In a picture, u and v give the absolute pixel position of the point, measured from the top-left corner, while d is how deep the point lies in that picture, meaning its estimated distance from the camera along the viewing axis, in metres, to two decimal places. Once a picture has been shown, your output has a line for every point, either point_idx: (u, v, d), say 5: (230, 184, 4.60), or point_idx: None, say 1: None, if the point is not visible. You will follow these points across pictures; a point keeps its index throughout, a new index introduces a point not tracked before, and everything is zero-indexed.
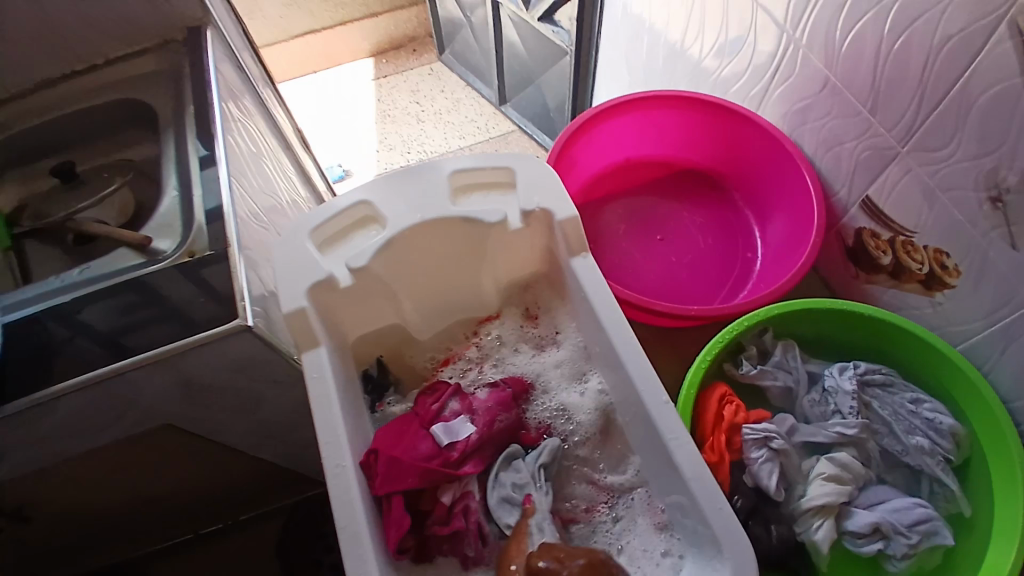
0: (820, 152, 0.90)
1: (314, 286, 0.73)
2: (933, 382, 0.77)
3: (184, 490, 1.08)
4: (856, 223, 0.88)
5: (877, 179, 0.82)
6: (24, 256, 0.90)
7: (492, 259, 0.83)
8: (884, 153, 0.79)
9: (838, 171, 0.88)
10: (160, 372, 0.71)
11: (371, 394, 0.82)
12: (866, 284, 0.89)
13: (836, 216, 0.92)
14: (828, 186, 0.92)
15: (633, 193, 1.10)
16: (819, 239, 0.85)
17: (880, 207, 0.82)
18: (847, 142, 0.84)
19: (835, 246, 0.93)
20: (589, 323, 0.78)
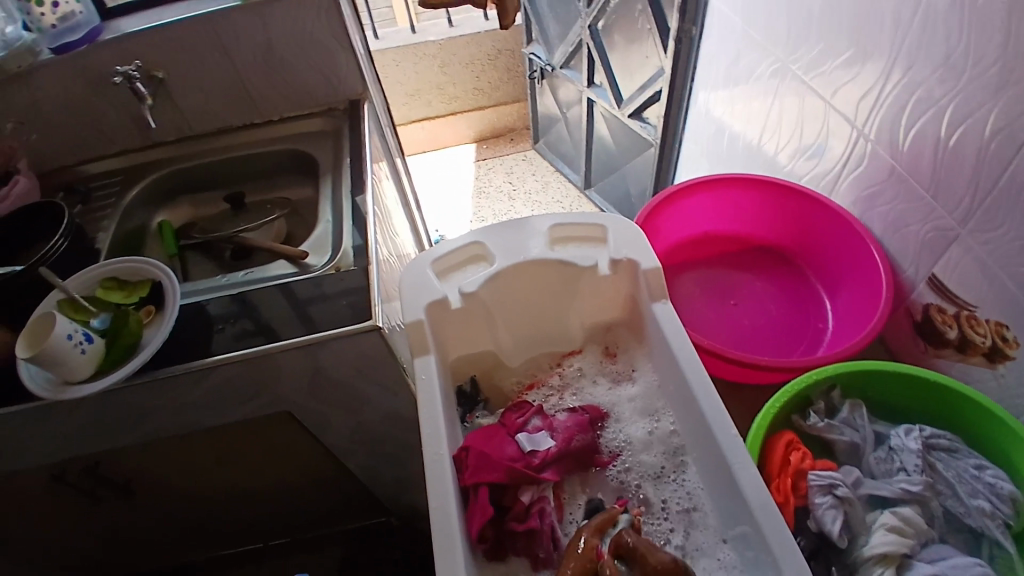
0: (888, 234, 0.99)
1: (432, 304, 0.87)
2: (996, 453, 0.81)
3: (274, 491, 1.19)
4: (924, 299, 0.94)
5: (941, 259, 0.89)
6: (186, 263, 1.11)
7: (581, 299, 0.95)
8: (946, 235, 0.87)
9: (904, 252, 0.97)
10: (298, 358, 0.85)
11: (463, 406, 0.92)
12: (935, 357, 0.96)
13: (906, 293, 0.98)
14: (896, 265, 1.00)
15: (709, 262, 1.21)
16: (887, 308, 0.91)
17: (948, 284, 0.89)
18: (913, 225, 0.93)
19: (904, 321, 0.99)
20: (665, 362, 0.87)
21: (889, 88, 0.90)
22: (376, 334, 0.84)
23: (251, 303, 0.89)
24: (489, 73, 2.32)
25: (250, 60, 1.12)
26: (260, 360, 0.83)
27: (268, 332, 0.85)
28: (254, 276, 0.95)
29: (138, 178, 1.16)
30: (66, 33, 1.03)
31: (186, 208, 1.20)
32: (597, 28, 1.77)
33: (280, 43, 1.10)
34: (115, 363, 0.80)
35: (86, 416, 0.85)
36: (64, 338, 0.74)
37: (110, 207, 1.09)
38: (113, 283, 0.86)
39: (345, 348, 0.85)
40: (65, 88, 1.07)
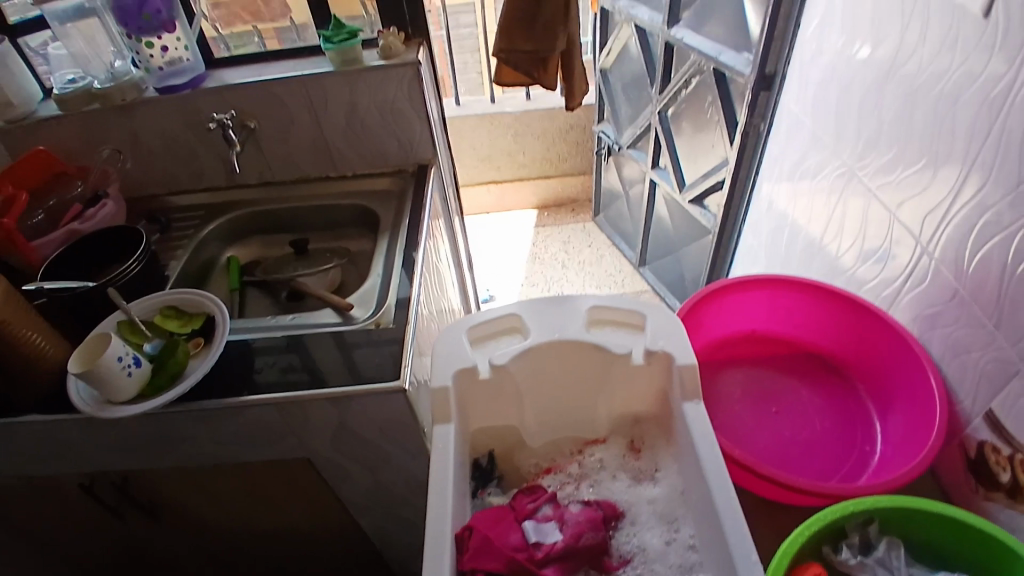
0: (947, 359, 0.93)
1: (461, 371, 0.87)
2: None
3: (285, 535, 1.19)
4: (977, 435, 0.86)
5: (1000, 393, 0.82)
6: (245, 299, 1.16)
7: (611, 388, 0.93)
8: (1007, 369, 0.80)
9: (962, 381, 0.90)
10: (325, 408, 0.87)
11: (476, 480, 0.91)
12: (985, 500, 0.86)
13: (959, 425, 0.91)
14: (953, 393, 0.92)
15: (754, 362, 1.15)
16: (939, 439, 0.84)
17: (1003, 423, 0.81)
18: (972, 353, 0.87)
19: (958, 455, 0.91)
20: (690, 469, 0.83)
21: (957, 207, 0.87)
22: (401, 395, 0.85)
23: (291, 346, 0.92)
24: (559, 146, 2.40)
25: (335, 120, 1.21)
26: (289, 405, 0.86)
27: (300, 377, 0.88)
28: (300, 320, 0.99)
29: (216, 214, 1.25)
30: (171, 76, 1.14)
31: (254, 247, 1.28)
32: (667, 114, 1.80)
33: (364, 108, 1.19)
34: (159, 388, 0.84)
35: (124, 432, 0.90)
36: (115, 360, 0.78)
37: (185, 239, 1.19)
38: (172, 312, 0.92)
39: (370, 405, 0.87)
40: (168, 128, 1.19)
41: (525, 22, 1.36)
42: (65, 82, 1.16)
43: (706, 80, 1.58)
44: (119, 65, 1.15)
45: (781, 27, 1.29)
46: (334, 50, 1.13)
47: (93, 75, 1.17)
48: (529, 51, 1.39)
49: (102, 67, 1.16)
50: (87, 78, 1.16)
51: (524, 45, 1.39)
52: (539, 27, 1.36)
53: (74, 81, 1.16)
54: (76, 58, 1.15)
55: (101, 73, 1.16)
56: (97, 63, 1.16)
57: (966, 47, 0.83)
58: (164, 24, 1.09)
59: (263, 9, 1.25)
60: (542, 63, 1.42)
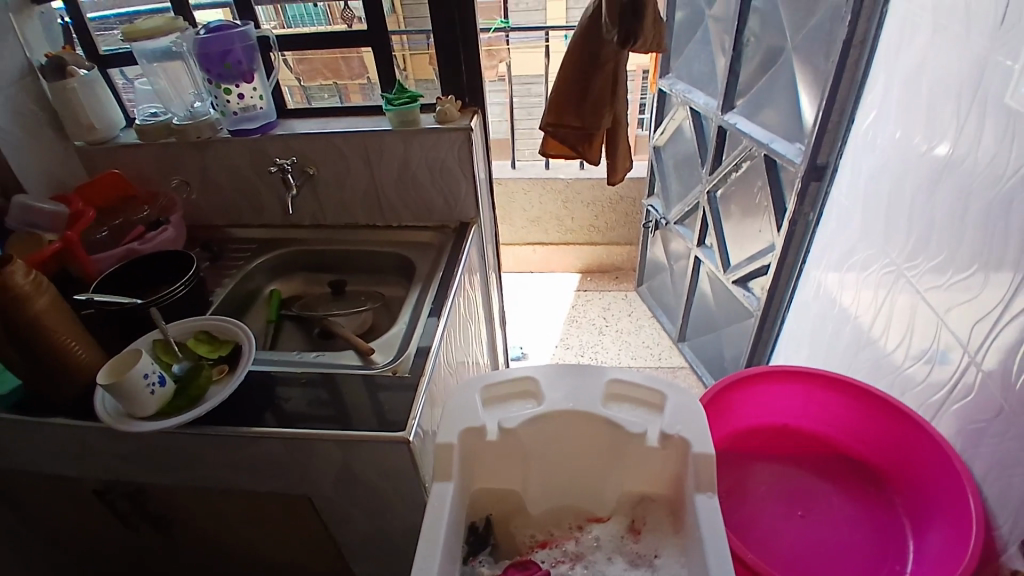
0: (989, 479, 0.86)
1: (469, 430, 0.86)
2: None
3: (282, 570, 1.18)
4: (1013, 564, 0.78)
5: None
6: (279, 331, 1.20)
7: (621, 467, 0.90)
8: None
9: (1004, 506, 0.83)
10: (331, 449, 0.87)
11: (470, 545, 0.89)
12: None
13: (998, 553, 0.83)
14: (993, 518, 0.85)
15: (783, 458, 1.08)
16: (972, 565, 0.77)
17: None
18: (1016, 477, 0.80)
19: None
20: (696, 563, 0.78)
21: (1006, 318, 0.82)
22: (404, 446, 0.84)
23: (309, 384, 0.94)
24: (608, 214, 2.43)
25: (387, 172, 1.27)
26: (296, 442, 0.87)
27: (310, 415, 0.89)
28: (320, 359, 1.01)
29: (267, 248, 1.32)
30: (244, 121, 1.24)
31: (298, 283, 1.33)
32: (716, 195, 1.81)
33: (415, 166, 1.25)
34: (179, 408, 0.86)
35: (142, 446, 0.93)
36: (140, 376, 0.82)
37: (233, 269, 1.25)
38: (205, 337, 0.97)
39: (375, 452, 0.87)
40: (235, 165, 1.28)
41: (574, 100, 1.42)
42: (148, 115, 1.31)
43: (757, 165, 1.58)
44: (198, 106, 1.29)
45: (834, 120, 1.28)
46: (394, 112, 1.19)
47: (173, 111, 1.31)
48: (576, 127, 1.46)
49: (182, 106, 1.31)
50: (168, 114, 1.31)
51: (571, 121, 1.45)
52: (587, 106, 1.43)
53: (156, 114, 1.30)
54: (160, 95, 1.29)
55: (180, 110, 1.31)
56: (178, 102, 1.31)
57: (1021, 154, 0.80)
58: (244, 75, 1.18)
59: (344, 66, 1.32)
60: (588, 139, 1.48)
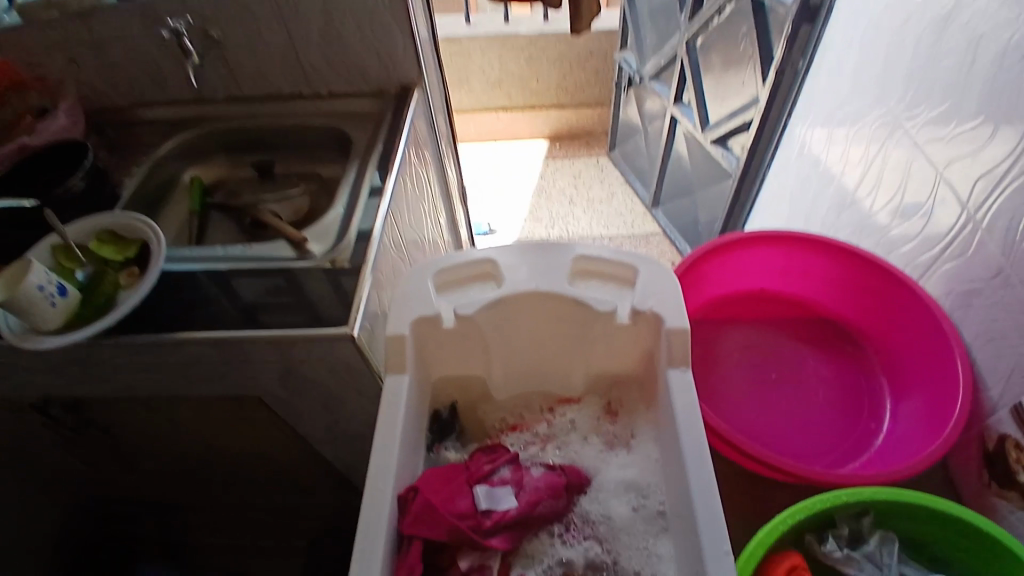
0: (978, 343, 0.84)
1: (421, 319, 0.78)
2: None
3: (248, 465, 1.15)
4: (1000, 427, 0.78)
5: None
6: (206, 221, 1.07)
7: (591, 347, 0.85)
8: None
9: (993, 367, 0.81)
10: (269, 352, 0.80)
11: (434, 435, 0.84)
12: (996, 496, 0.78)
13: (983, 414, 0.82)
14: (980, 380, 0.84)
15: (761, 324, 1.04)
16: (955, 431, 0.76)
17: None
18: (1008, 339, 0.78)
19: (972, 445, 0.83)
20: (669, 441, 0.76)
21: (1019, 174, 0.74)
22: (350, 342, 0.77)
23: (238, 283, 0.84)
24: (576, 72, 2.21)
25: (307, 30, 1.06)
26: (224, 343, 0.78)
27: (243, 316, 0.80)
28: (246, 251, 0.89)
29: (182, 128, 1.15)
30: None
31: (223, 166, 1.17)
32: (695, 44, 1.60)
33: (341, 19, 1.05)
34: (88, 319, 0.77)
35: (61, 361, 0.84)
36: (35, 288, 0.71)
37: (141, 157, 1.09)
38: (108, 238, 0.85)
39: (316, 349, 0.78)
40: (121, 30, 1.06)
41: None
42: None
43: (742, 6, 1.37)
44: None
45: None
46: None
47: None
48: None
49: None
50: None
51: None
52: None
53: None
54: None
55: None
56: None
57: None
58: None
59: None
60: None
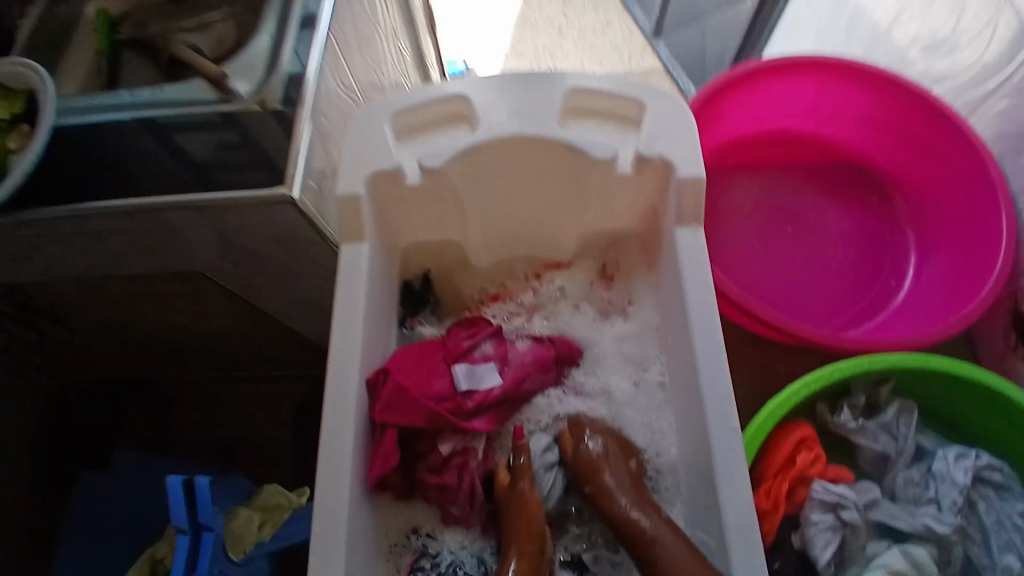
0: None
1: (377, 174, 0.64)
2: None
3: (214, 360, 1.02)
4: None
5: None
6: (118, 65, 0.82)
7: (586, 204, 0.71)
8: None
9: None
10: (197, 225, 0.67)
11: (407, 309, 0.74)
12: (1020, 361, 0.74)
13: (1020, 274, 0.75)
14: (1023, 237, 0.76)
15: (776, 172, 0.91)
16: (992, 292, 0.69)
17: None
18: None
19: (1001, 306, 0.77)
20: (672, 310, 0.67)
21: None
22: (293, 210, 0.64)
23: (148, 142, 0.68)
24: None
25: None
26: (142, 215, 0.66)
27: (163, 180, 0.67)
28: (157, 96, 0.68)
29: None
30: None
31: None
32: None
33: None
34: None
35: None
36: None
37: None
38: None
39: (247, 216, 0.66)
40: None
41: None
42: None
43: None
44: None
45: None
46: None
47: None
48: None
49: None
50: None
51: None
52: None
53: None
54: None
55: None
56: None
57: None
58: None
59: None
60: None
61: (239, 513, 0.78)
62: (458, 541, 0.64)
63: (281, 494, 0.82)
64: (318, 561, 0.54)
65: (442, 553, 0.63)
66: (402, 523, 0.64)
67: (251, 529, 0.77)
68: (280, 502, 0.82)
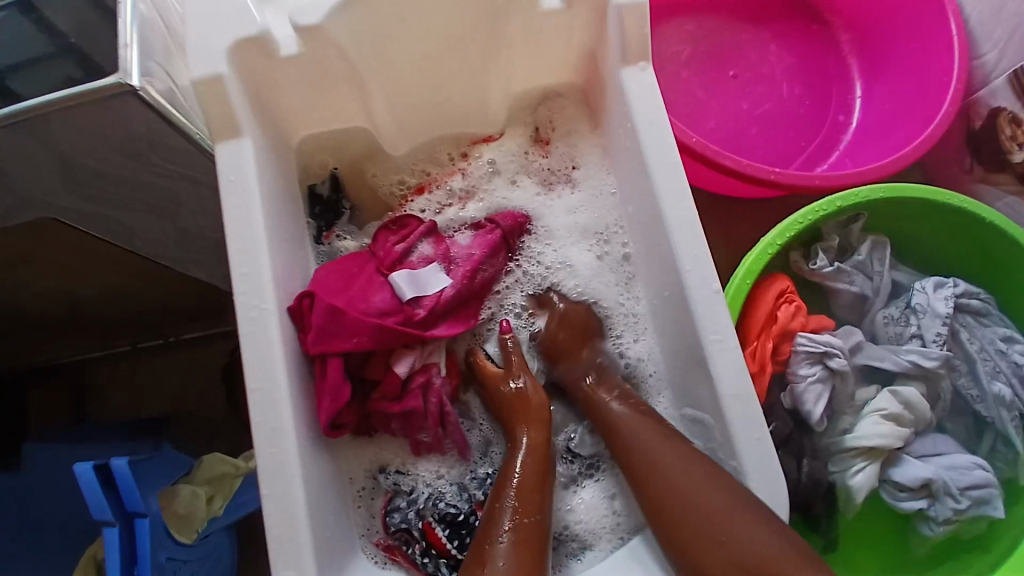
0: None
1: (241, 43, 0.49)
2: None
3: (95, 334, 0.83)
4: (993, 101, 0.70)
5: None
6: None
7: (510, 57, 0.59)
8: None
9: (992, 21, 0.71)
10: (10, 153, 0.50)
11: (319, 219, 0.61)
12: (978, 182, 0.73)
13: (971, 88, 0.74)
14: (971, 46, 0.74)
15: (711, 7, 0.80)
16: (954, 106, 0.66)
17: None
18: None
19: (955, 128, 0.75)
20: (629, 171, 0.57)
21: None
22: (147, 115, 0.48)
23: None
24: None
25: None
26: None
27: None
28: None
29: None
30: None
31: None
32: None
33: None
34: None
35: None
36: None
37: None
38: None
39: (75, 128, 0.48)
40: None
41: None
42: None
43: None
44: None
45: None
46: None
47: None
48: None
49: None
50: None
51: None
52: None
53: None
54: None
55: None
56: None
57: None
58: None
59: None
60: None
61: (179, 491, 0.66)
62: (434, 470, 0.56)
63: (224, 461, 0.69)
64: (275, 526, 0.45)
65: (417, 488, 0.55)
66: (366, 462, 0.55)
67: (199, 505, 0.67)
68: (224, 469, 0.69)
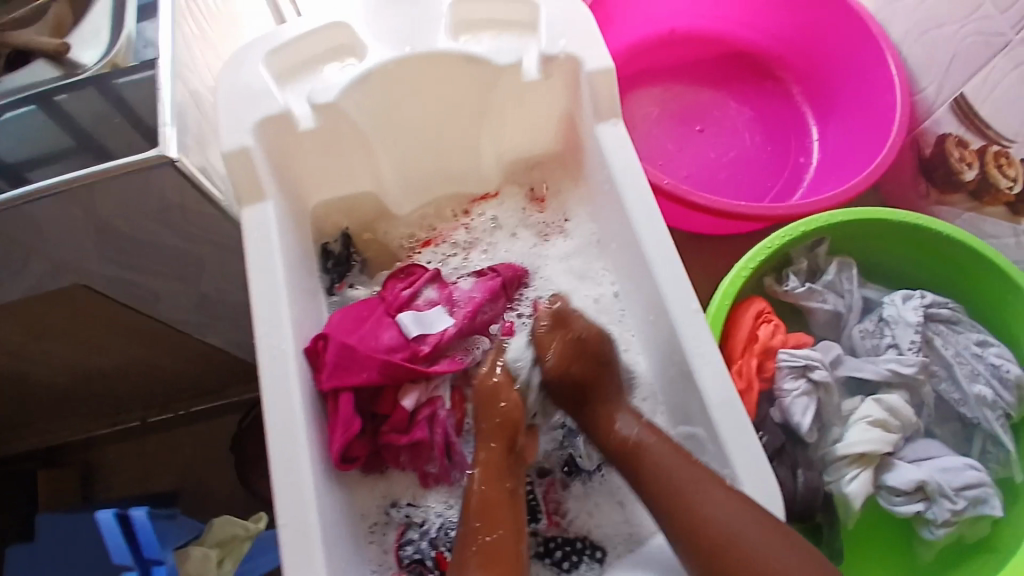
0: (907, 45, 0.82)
1: (265, 120, 0.56)
2: (995, 322, 0.68)
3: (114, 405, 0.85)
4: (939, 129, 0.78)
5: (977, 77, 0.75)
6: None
7: (498, 124, 0.67)
8: (992, 41, 0.73)
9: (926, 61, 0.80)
10: (56, 224, 0.56)
11: (331, 272, 0.67)
12: (935, 205, 0.79)
13: (916, 122, 0.82)
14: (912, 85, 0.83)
15: (676, 71, 0.90)
16: (900, 139, 0.73)
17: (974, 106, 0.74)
18: (947, 26, 0.77)
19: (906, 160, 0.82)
20: (610, 217, 0.63)
21: None
22: (179, 185, 0.55)
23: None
24: None
25: None
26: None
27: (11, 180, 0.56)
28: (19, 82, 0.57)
29: None
30: None
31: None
32: None
33: None
34: None
35: None
36: None
37: None
38: None
39: (114, 198, 0.55)
40: None
41: None
42: None
43: None
44: None
45: None
46: None
47: None
48: None
49: None
50: None
51: None
52: None
53: None
54: None
55: None
56: None
57: None
58: None
59: None
60: None
61: (190, 553, 0.68)
62: (444, 501, 0.59)
63: (236, 523, 0.71)
64: (292, 557, 0.47)
65: (429, 519, 0.58)
66: (378, 497, 0.58)
67: (210, 567, 0.68)
68: (235, 531, 0.71)
